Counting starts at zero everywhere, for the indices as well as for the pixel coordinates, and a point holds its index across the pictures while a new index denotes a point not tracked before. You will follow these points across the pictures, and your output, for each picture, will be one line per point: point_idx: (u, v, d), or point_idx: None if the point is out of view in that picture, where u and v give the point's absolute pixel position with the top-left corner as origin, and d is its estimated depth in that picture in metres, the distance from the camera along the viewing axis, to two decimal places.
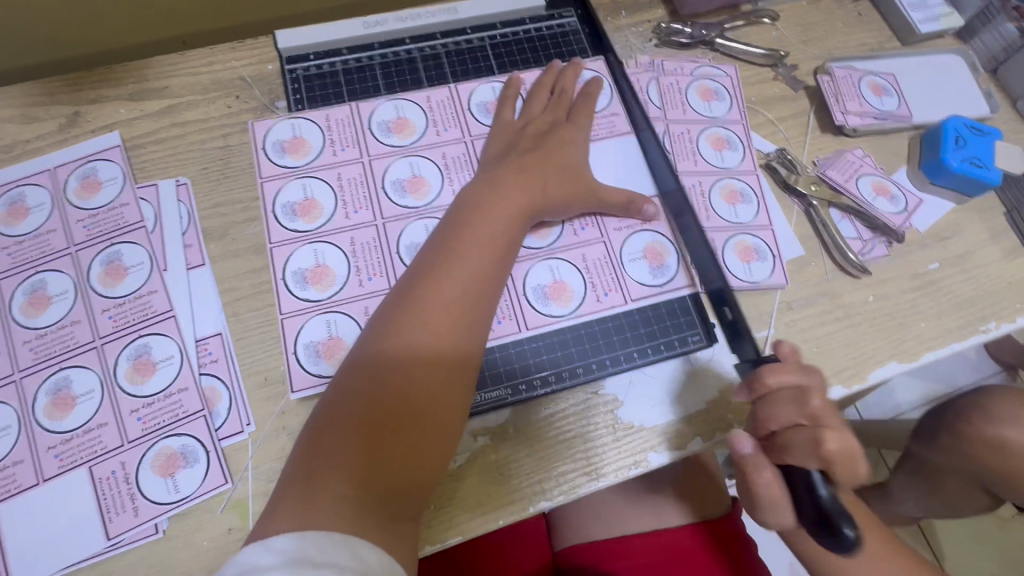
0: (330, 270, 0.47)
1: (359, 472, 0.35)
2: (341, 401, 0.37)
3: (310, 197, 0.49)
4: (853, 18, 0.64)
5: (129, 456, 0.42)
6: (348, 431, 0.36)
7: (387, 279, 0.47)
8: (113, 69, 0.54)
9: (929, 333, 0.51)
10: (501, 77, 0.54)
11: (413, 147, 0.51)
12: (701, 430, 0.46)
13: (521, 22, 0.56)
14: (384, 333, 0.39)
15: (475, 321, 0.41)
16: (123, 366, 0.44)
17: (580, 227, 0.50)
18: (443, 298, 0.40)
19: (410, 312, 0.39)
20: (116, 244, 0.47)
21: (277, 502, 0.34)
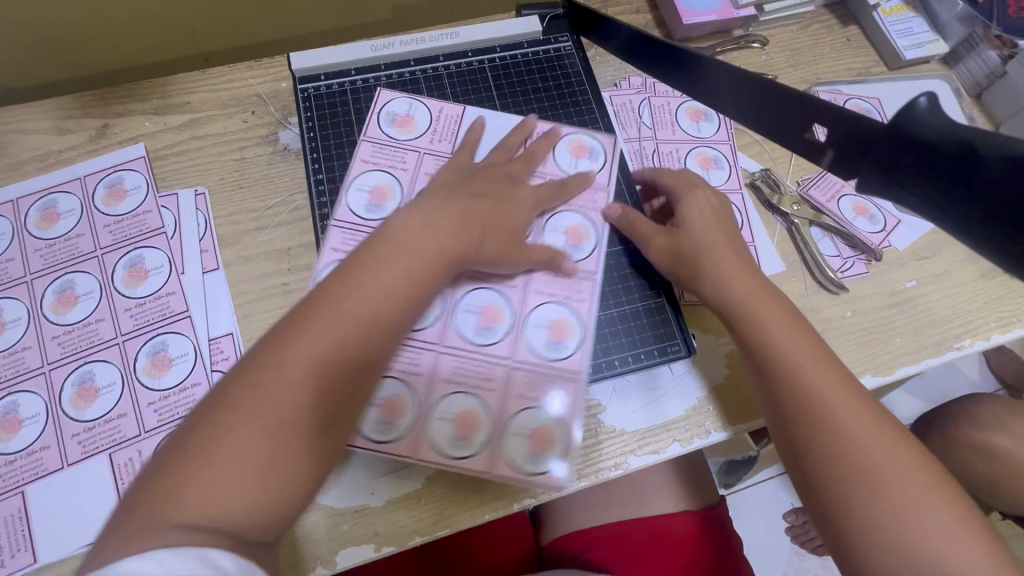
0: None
1: (237, 488, 0.32)
2: (225, 402, 0.34)
3: (379, 185, 0.53)
4: (841, 43, 0.66)
5: (146, 445, 0.45)
6: (230, 427, 0.33)
7: (456, 326, 0.49)
8: (140, 85, 0.58)
9: (903, 349, 0.53)
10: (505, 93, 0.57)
11: (433, 133, 0.55)
12: (679, 435, 0.49)
13: (517, 45, 0.60)
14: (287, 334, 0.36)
15: (383, 338, 0.39)
16: (142, 361, 0.47)
17: (557, 224, 0.53)
18: (356, 313, 0.38)
19: (318, 319, 0.37)
20: (138, 248, 0.51)
21: (132, 507, 0.31)
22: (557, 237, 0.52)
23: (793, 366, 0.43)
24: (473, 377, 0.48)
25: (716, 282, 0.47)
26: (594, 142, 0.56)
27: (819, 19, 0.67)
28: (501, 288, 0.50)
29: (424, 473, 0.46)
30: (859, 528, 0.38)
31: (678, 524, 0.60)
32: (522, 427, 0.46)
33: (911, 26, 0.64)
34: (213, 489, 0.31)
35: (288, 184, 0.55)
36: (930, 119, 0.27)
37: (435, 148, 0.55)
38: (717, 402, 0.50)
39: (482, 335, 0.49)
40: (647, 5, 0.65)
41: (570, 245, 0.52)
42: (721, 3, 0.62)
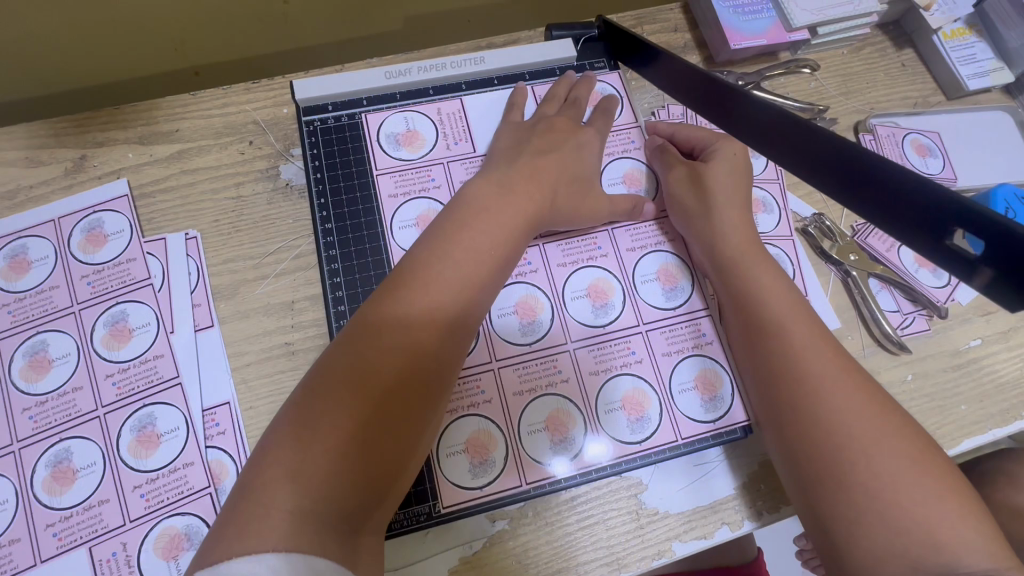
0: (534, 308, 0.43)
1: (331, 484, 0.30)
2: (308, 397, 0.33)
3: (422, 212, 0.46)
4: (896, 70, 0.61)
5: (131, 537, 0.40)
6: (318, 420, 0.31)
7: (576, 316, 0.43)
8: (122, 110, 0.51)
9: (969, 417, 0.49)
10: (531, 92, 0.51)
11: (443, 136, 0.48)
12: (729, 518, 0.44)
13: (548, 70, 0.52)
14: (366, 323, 0.35)
15: (458, 336, 0.37)
16: (126, 438, 0.42)
17: (612, 175, 0.49)
18: (435, 298, 0.37)
19: (397, 307, 0.36)
20: (121, 303, 0.45)
21: (232, 517, 0.30)
22: (617, 189, 0.49)
23: (778, 322, 0.39)
24: (614, 358, 0.42)
25: (712, 220, 0.44)
26: (613, 92, 0.52)
27: (872, 41, 0.61)
28: (593, 262, 0.45)
29: (448, 565, 0.42)
30: (846, 499, 0.33)
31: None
32: (611, 402, 0.41)
33: (975, 53, 0.59)
34: (291, 491, 0.29)
35: (290, 227, 0.49)
36: None
37: (457, 149, 0.48)
38: (772, 478, 0.45)
39: (601, 315, 0.43)
40: (686, 24, 0.59)
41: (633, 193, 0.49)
42: (772, 24, 0.56)
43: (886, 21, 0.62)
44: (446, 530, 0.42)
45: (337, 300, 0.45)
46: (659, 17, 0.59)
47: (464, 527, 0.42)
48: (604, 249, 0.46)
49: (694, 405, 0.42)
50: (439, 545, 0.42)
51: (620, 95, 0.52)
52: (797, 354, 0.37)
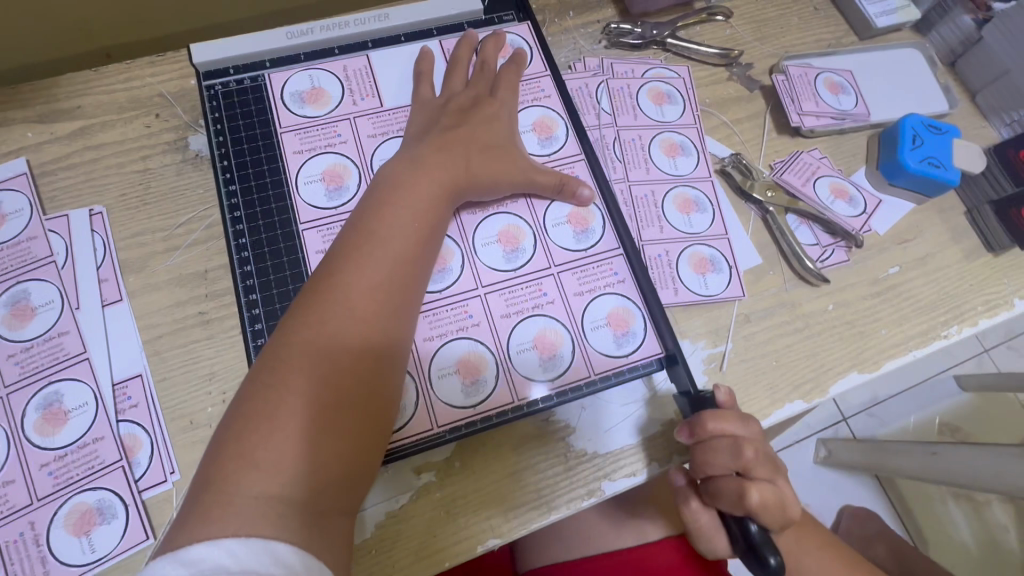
0: (444, 256, 0.44)
1: (301, 467, 0.32)
2: (256, 398, 0.34)
3: (328, 167, 0.46)
4: (809, 14, 0.61)
5: (39, 515, 0.38)
6: (270, 409, 0.33)
7: (485, 262, 0.45)
8: (18, 90, 0.49)
9: (890, 341, 0.50)
10: (438, 44, 0.51)
11: (349, 93, 0.48)
12: (657, 455, 0.44)
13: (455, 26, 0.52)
14: (304, 318, 0.36)
15: (402, 309, 0.38)
16: (30, 417, 0.40)
17: (523, 123, 0.49)
18: (370, 280, 0.38)
19: (332, 293, 0.37)
20: (21, 282, 0.43)
21: (193, 501, 0.31)
22: (528, 137, 0.49)
23: None
24: (527, 298, 0.44)
25: None
26: (522, 41, 0.52)
27: None
28: (504, 209, 0.46)
29: (374, 520, 0.41)
30: None
31: (667, 556, 0.51)
32: (522, 343, 0.43)
33: None
34: (257, 478, 0.31)
35: (200, 197, 0.48)
36: None
37: (363, 104, 0.48)
38: None
39: (512, 261, 0.45)
40: None
41: (543, 140, 0.49)
42: None
43: None
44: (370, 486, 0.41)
45: (244, 261, 0.45)
46: None
47: (389, 482, 0.42)
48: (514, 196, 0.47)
49: (605, 340, 0.44)
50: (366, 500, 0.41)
51: (531, 46, 0.52)
52: None
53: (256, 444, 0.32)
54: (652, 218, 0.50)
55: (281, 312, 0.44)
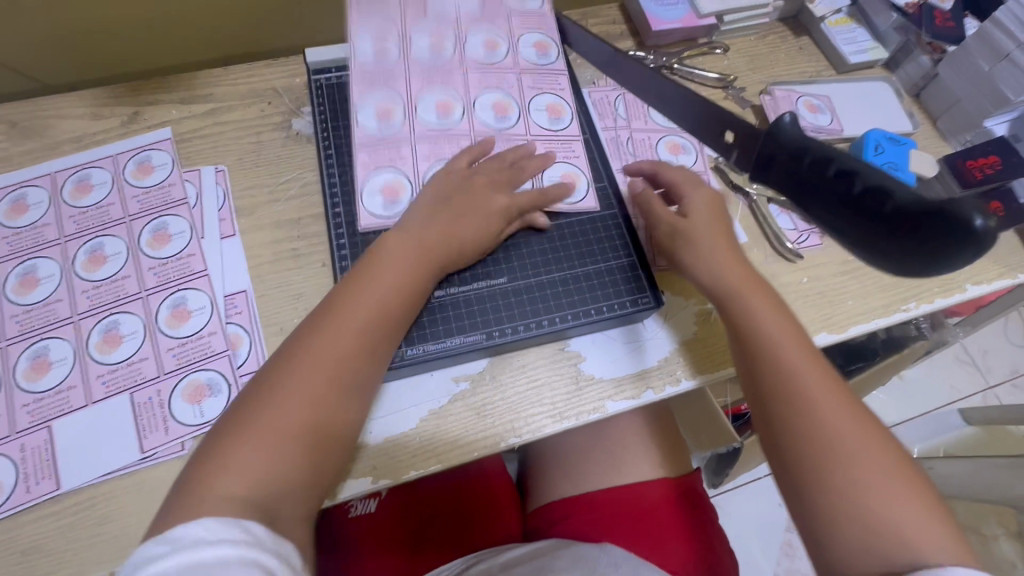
0: (396, 191, 0.57)
1: (245, 474, 0.39)
2: (217, 458, 0.40)
3: (383, 107, 0.59)
4: (795, 51, 0.74)
5: (164, 386, 0.49)
6: (223, 464, 0.39)
7: None
8: (168, 79, 0.65)
9: (856, 309, 0.59)
10: (493, 32, 0.64)
11: (406, 53, 0.61)
12: (653, 383, 0.54)
13: (499, 22, 0.65)
14: (241, 416, 0.41)
15: (333, 408, 0.43)
16: (163, 313, 0.52)
17: (483, 103, 0.61)
18: (287, 416, 0.42)
19: (260, 408, 0.42)
20: (163, 216, 0.56)
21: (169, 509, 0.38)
22: (541, 115, 0.62)
23: (796, 376, 0.46)
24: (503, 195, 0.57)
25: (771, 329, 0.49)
26: (551, 43, 0.65)
27: (775, 30, 0.75)
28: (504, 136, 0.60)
29: (419, 416, 0.51)
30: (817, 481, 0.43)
31: (647, 491, 0.65)
32: None
33: (855, 36, 0.73)
34: (226, 486, 0.38)
35: (299, 163, 0.61)
36: (793, 136, 0.46)
37: (417, 66, 0.61)
38: (688, 353, 0.55)
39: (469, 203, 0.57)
40: (622, 18, 0.74)
41: (552, 120, 0.62)
42: (686, 13, 0.71)
43: (785, 16, 0.76)
44: (419, 387, 0.52)
45: (334, 207, 0.57)
46: (600, 13, 0.74)
47: (433, 386, 0.52)
48: (513, 116, 0.61)
49: (598, 359, 0.54)
50: (414, 399, 0.51)
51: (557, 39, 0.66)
52: (793, 373, 0.47)
53: (212, 471, 0.39)
54: None
55: (357, 246, 0.56)
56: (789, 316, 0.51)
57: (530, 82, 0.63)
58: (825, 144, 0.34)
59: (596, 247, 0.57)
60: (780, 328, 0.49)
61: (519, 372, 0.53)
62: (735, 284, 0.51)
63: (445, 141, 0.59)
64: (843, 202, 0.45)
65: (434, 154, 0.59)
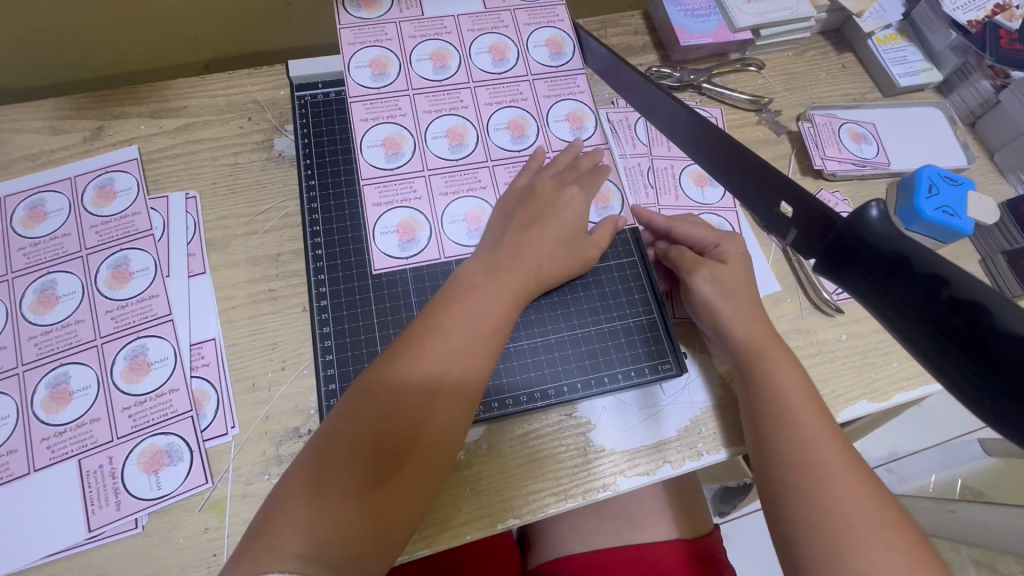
0: (414, 228, 0.50)
1: (321, 526, 0.35)
2: (289, 506, 0.35)
3: (389, 135, 0.52)
4: (837, 70, 0.67)
5: (117, 452, 0.44)
6: (304, 507, 0.35)
7: (450, 236, 0.51)
8: (138, 89, 0.58)
9: (901, 373, 0.52)
10: (496, 32, 0.57)
11: (406, 71, 0.54)
12: (671, 457, 0.47)
13: (502, 23, 0.58)
14: (332, 448, 0.37)
15: (424, 446, 0.38)
16: (119, 365, 0.46)
17: (498, 122, 0.54)
18: (375, 454, 0.37)
19: (348, 441, 0.37)
20: (124, 250, 0.50)
21: (240, 553, 0.34)
22: (561, 126, 0.55)
23: (810, 449, 0.40)
24: None
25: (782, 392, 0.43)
26: (564, 36, 0.58)
27: (815, 45, 0.68)
28: (524, 149, 0.54)
29: None
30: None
31: (658, 552, 0.60)
32: None
33: (906, 55, 0.65)
34: (297, 537, 0.34)
35: (280, 190, 0.54)
36: (883, 231, 0.26)
37: (418, 83, 0.54)
38: (711, 422, 0.49)
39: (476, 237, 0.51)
40: (646, 28, 0.66)
41: (574, 130, 0.55)
42: (719, 25, 0.63)
43: (827, 29, 0.68)
44: None
45: (316, 245, 0.51)
46: (622, 21, 0.66)
47: None
48: (530, 131, 0.54)
49: (610, 425, 0.48)
50: None
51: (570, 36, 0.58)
52: (806, 442, 0.41)
53: (293, 518, 0.35)
54: None
55: (343, 284, 0.50)
56: (805, 373, 0.45)
57: (544, 89, 0.56)
58: (914, 253, 0.24)
59: (612, 302, 0.51)
60: (799, 396, 0.43)
61: (527, 438, 0.47)
62: (753, 339, 0.46)
63: (461, 173, 0.52)
64: (903, 308, 0.24)
65: (451, 183, 0.52)
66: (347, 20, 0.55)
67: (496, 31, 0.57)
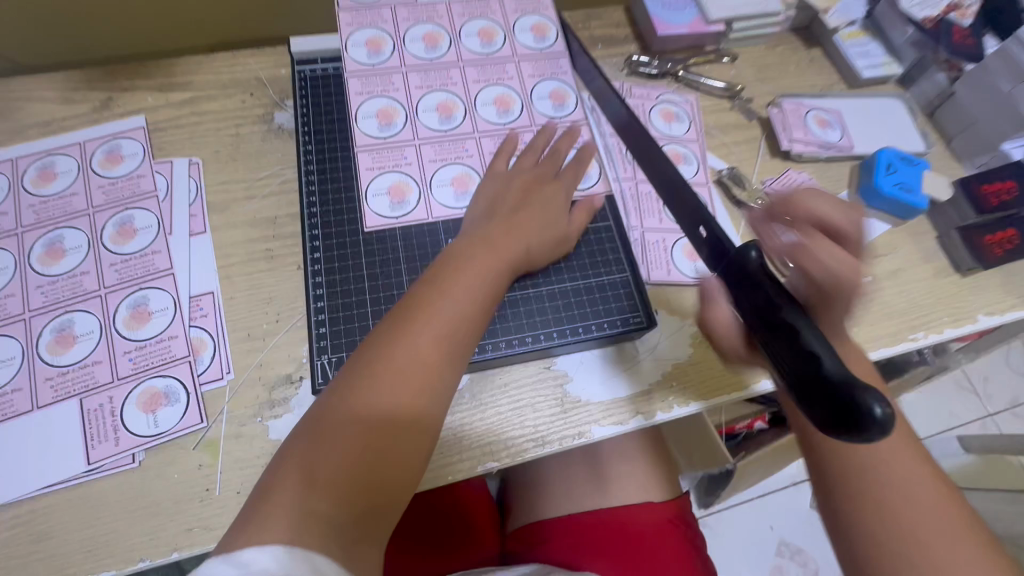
0: (404, 191, 0.54)
1: (328, 489, 0.34)
2: (294, 468, 0.35)
3: (382, 108, 0.56)
4: (806, 63, 0.71)
5: (117, 392, 0.46)
6: (309, 469, 0.35)
7: (438, 200, 0.54)
8: (146, 65, 0.61)
9: (861, 337, 0.56)
10: (486, 17, 0.61)
11: (400, 50, 0.58)
12: (642, 409, 0.50)
13: (492, 10, 0.62)
14: (337, 411, 0.37)
15: (428, 406, 0.39)
16: (122, 313, 0.49)
17: (485, 98, 0.58)
18: (381, 414, 0.37)
19: (354, 403, 0.37)
20: (129, 209, 0.53)
21: (238, 525, 0.32)
22: (544, 103, 0.59)
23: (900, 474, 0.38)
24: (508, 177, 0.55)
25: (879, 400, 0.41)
26: (549, 23, 0.62)
27: (786, 40, 0.72)
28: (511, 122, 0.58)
29: None
30: None
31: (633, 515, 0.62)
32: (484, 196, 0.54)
33: (868, 50, 0.70)
34: (303, 498, 0.33)
35: (278, 159, 0.58)
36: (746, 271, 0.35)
37: (411, 61, 0.58)
38: (681, 378, 0.52)
39: (463, 200, 0.54)
40: (627, 21, 0.71)
41: (556, 107, 0.59)
42: (694, 18, 0.68)
43: (797, 26, 0.73)
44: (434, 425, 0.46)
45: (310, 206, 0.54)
46: (605, 15, 0.71)
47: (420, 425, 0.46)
48: (516, 107, 0.58)
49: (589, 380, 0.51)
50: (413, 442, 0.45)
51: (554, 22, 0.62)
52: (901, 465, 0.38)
53: (300, 481, 0.34)
54: (653, 210, 0.58)
55: (335, 243, 0.52)
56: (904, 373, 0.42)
57: (530, 71, 0.60)
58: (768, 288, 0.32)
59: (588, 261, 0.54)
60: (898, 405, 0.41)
61: (510, 388, 0.50)
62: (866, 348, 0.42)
63: (448, 142, 0.56)
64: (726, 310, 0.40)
65: (440, 152, 0.55)
66: (347, 5, 0.59)
67: (486, 15, 0.61)
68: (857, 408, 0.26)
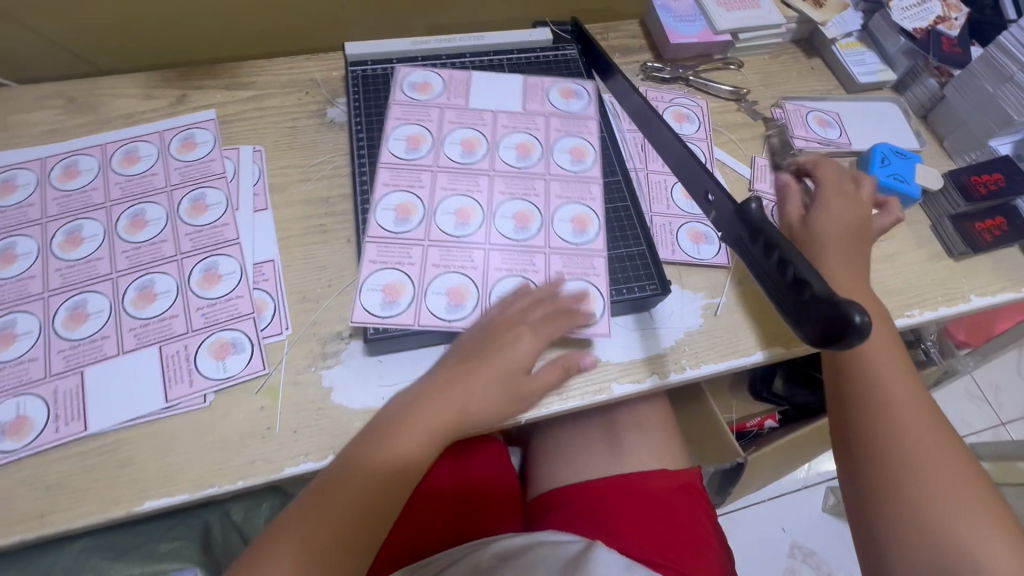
0: (399, 291, 0.54)
1: (318, 541, 0.44)
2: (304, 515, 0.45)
3: (414, 135, 0.62)
4: (807, 70, 0.78)
5: (191, 341, 0.52)
6: (314, 515, 0.44)
7: (429, 308, 0.53)
8: (215, 68, 0.69)
9: None
10: (528, 93, 0.66)
11: (438, 149, 0.61)
12: (658, 369, 0.55)
13: (536, 125, 0.64)
14: (349, 468, 0.46)
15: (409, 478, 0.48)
16: (195, 275, 0.55)
17: (505, 210, 0.59)
18: (377, 478, 0.46)
19: (361, 466, 0.46)
20: (201, 188, 0.60)
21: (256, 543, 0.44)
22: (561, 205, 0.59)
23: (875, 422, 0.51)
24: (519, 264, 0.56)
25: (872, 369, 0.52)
26: (589, 148, 0.63)
27: (788, 50, 0.79)
28: (520, 237, 0.57)
29: None
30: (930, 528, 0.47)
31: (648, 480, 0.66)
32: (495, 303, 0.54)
33: (864, 58, 0.76)
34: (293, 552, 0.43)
35: (331, 148, 0.65)
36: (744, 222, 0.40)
37: (444, 161, 0.61)
38: (693, 342, 0.57)
39: (454, 314, 0.53)
40: (643, 33, 0.78)
41: (576, 232, 0.58)
42: (703, 29, 0.75)
43: (799, 38, 0.80)
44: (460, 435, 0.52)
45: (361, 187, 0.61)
46: (622, 27, 0.78)
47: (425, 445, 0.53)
48: (536, 219, 0.58)
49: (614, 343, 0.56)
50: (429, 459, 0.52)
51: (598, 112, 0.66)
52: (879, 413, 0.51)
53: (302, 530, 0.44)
54: (660, 198, 0.65)
55: None
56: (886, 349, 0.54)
57: (558, 189, 0.60)
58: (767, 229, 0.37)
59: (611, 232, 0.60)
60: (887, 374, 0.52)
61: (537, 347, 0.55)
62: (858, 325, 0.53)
63: (456, 251, 0.56)
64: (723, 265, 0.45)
65: (447, 260, 0.56)
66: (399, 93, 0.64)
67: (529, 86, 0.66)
68: (841, 318, 0.31)
